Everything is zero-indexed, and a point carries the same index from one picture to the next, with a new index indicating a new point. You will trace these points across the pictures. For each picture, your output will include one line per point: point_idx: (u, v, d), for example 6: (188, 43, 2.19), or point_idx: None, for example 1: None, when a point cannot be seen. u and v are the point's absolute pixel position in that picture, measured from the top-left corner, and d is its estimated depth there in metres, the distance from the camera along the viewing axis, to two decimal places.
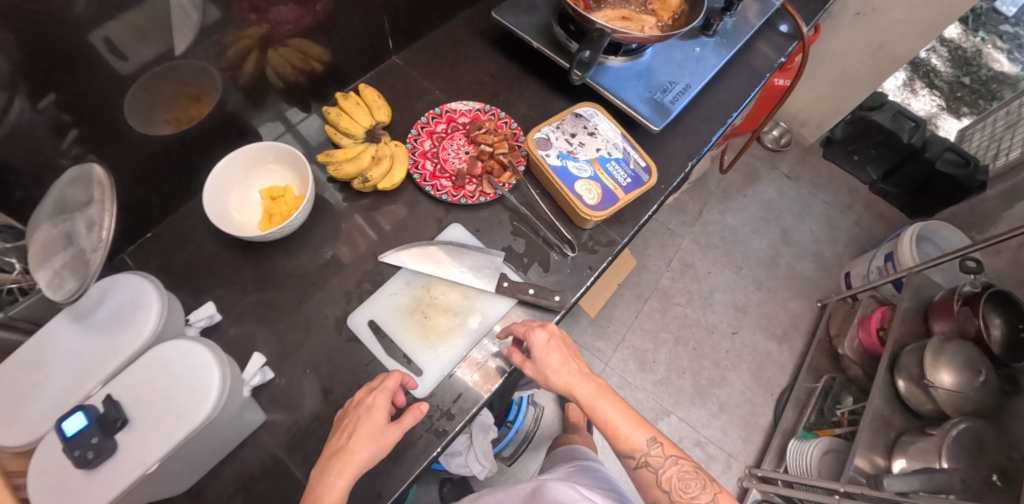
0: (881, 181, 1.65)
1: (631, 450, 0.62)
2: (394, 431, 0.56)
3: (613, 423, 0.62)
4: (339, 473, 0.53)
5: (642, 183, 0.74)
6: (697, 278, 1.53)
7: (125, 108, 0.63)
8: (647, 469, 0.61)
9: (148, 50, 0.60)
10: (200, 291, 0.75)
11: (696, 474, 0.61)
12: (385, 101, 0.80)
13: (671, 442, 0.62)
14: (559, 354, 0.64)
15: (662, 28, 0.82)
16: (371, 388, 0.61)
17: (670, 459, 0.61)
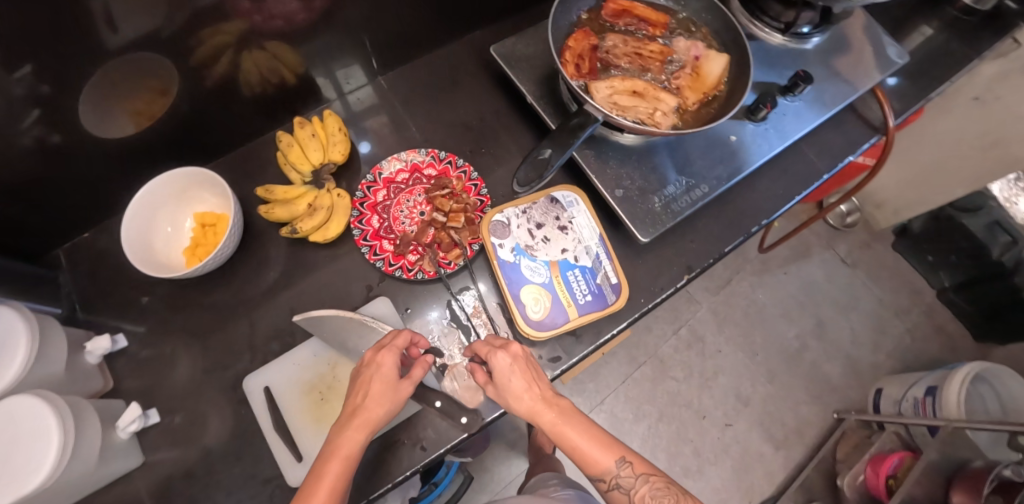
0: (951, 291, 1.40)
1: (600, 473, 0.54)
2: (408, 383, 0.55)
3: (578, 448, 0.54)
4: (356, 427, 0.52)
5: (603, 304, 0.62)
6: (703, 354, 1.37)
7: (81, 101, 0.58)
8: (618, 491, 0.54)
9: (85, 54, 0.54)
10: (122, 303, 0.72)
11: (668, 491, 0.54)
12: (345, 137, 0.71)
13: (639, 458, 0.54)
14: (522, 378, 0.55)
15: (678, 115, 0.63)
16: (378, 343, 0.58)
17: (641, 477, 0.53)
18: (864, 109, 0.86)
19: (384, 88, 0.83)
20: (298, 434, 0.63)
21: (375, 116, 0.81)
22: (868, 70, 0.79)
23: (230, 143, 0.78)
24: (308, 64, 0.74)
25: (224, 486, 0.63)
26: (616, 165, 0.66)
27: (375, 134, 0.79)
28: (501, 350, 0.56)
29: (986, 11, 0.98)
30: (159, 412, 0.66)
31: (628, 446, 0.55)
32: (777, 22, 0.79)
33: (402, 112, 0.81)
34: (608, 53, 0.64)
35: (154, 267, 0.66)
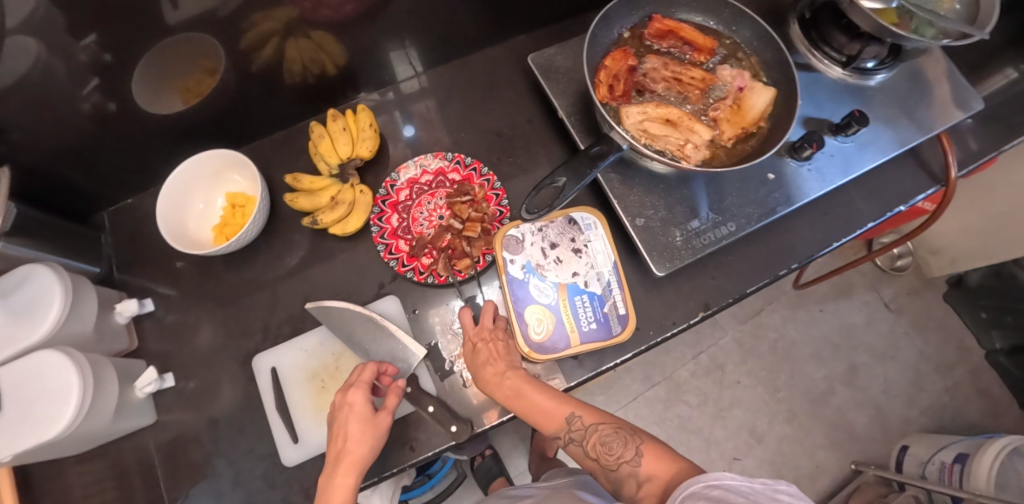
0: (1003, 353, 1.30)
1: (553, 429, 0.55)
2: (384, 415, 0.57)
3: (528, 405, 0.56)
4: (346, 471, 0.54)
5: (607, 334, 0.60)
6: (721, 384, 1.33)
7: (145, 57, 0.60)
8: (574, 443, 0.55)
9: (142, 34, 0.57)
10: (155, 269, 0.76)
11: (619, 435, 0.52)
12: (375, 133, 0.73)
13: (590, 410, 0.55)
14: (478, 348, 0.59)
15: (712, 148, 0.60)
16: (345, 384, 0.60)
17: (591, 425, 0.54)
18: (926, 156, 0.80)
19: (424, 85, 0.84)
20: (297, 416, 0.66)
21: (411, 114, 0.82)
22: (929, 118, 0.74)
23: (269, 127, 0.81)
24: (350, 55, 0.74)
25: (226, 454, 0.66)
26: (641, 192, 0.64)
27: (409, 132, 0.80)
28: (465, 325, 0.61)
29: None
30: (175, 376, 0.70)
31: (581, 402, 0.56)
32: (839, 53, 0.74)
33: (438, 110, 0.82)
34: (645, 76, 0.62)
35: (186, 243, 0.70)
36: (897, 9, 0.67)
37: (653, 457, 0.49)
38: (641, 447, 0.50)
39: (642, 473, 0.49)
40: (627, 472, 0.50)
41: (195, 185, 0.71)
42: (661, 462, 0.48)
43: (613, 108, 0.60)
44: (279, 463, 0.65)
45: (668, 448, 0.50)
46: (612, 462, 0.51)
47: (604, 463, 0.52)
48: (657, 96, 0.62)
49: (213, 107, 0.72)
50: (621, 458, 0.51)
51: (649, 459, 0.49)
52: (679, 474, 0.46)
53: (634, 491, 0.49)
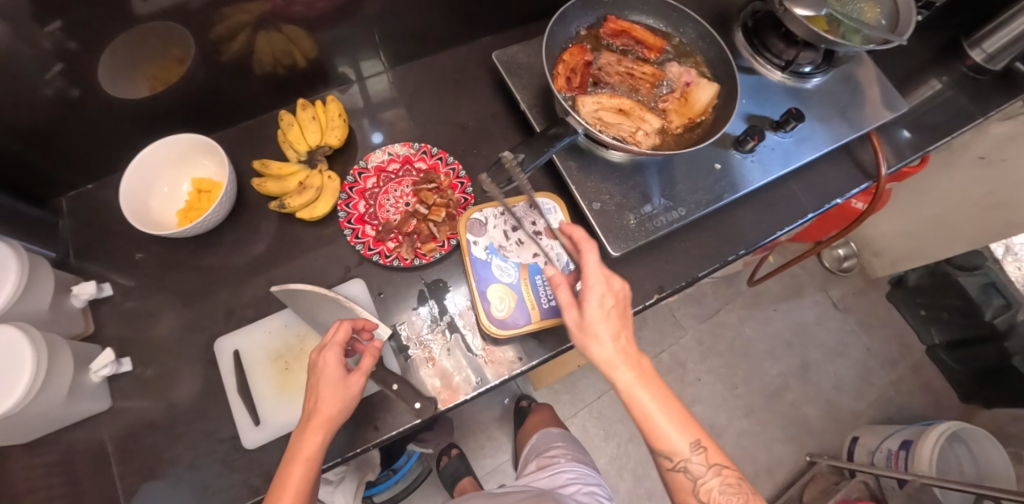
0: (942, 349, 1.39)
1: (669, 451, 0.51)
2: (357, 377, 0.56)
3: (655, 416, 0.51)
4: (315, 429, 0.54)
5: (566, 311, 0.63)
6: (682, 381, 1.37)
7: (121, 42, 0.61)
8: (683, 473, 0.51)
9: (116, 18, 0.58)
10: (112, 256, 0.75)
11: (736, 490, 0.51)
12: (344, 123, 0.75)
13: (716, 448, 0.52)
14: (613, 321, 0.53)
15: (662, 136, 0.65)
16: (320, 343, 0.59)
17: (712, 467, 0.51)
18: (858, 157, 0.88)
19: (393, 95, 0.85)
20: (258, 398, 0.66)
21: (380, 122, 0.83)
22: (859, 118, 0.82)
23: (238, 116, 0.82)
24: (320, 50, 0.77)
25: (183, 439, 0.65)
26: (598, 179, 0.68)
27: (376, 140, 0.81)
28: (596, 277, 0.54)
29: (999, 73, 0.98)
30: (132, 361, 0.69)
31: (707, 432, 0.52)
32: (779, 59, 0.81)
33: (408, 122, 0.83)
34: (600, 70, 0.66)
35: (148, 224, 0.70)
36: (827, 17, 0.75)
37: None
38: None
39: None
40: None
41: (161, 169, 0.71)
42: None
43: (570, 98, 0.64)
44: (239, 446, 0.64)
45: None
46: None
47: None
48: (611, 89, 0.66)
49: (183, 94, 0.73)
50: None
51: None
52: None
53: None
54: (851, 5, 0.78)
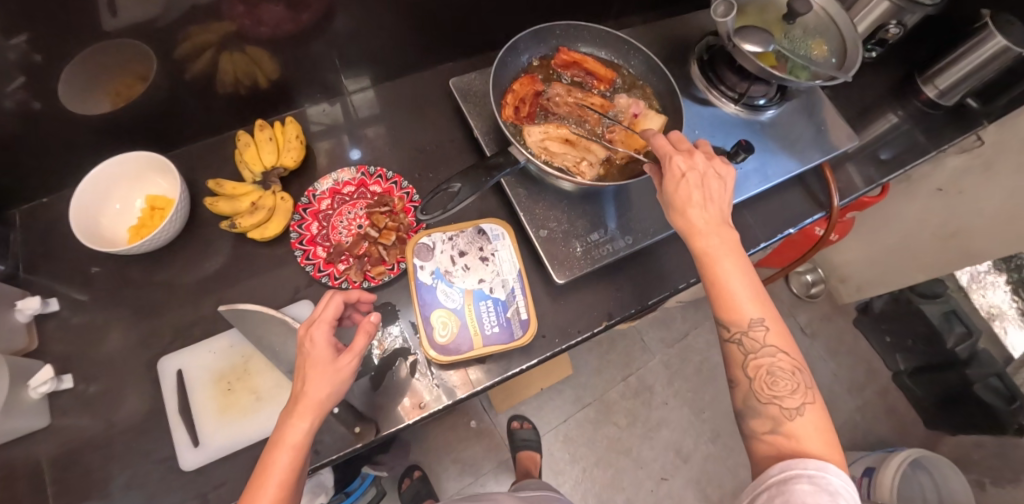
0: (907, 374, 1.40)
1: (729, 320, 0.51)
2: (349, 359, 0.51)
3: (724, 282, 0.52)
4: (300, 415, 0.48)
5: (509, 338, 0.63)
6: (648, 405, 1.37)
7: (81, 57, 0.62)
8: (736, 347, 0.51)
9: (80, 38, 0.59)
10: (60, 274, 0.74)
11: (793, 378, 0.49)
12: (301, 145, 0.76)
13: (780, 331, 0.51)
14: (699, 190, 0.55)
15: (607, 166, 0.66)
16: (308, 319, 0.54)
17: (767, 348, 0.50)
18: (811, 186, 0.90)
19: (371, 113, 0.87)
20: (198, 419, 0.65)
21: (358, 139, 0.84)
22: (808, 152, 0.85)
23: (199, 135, 0.82)
24: (286, 72, 0.78)
25: (121, 460, 0.64)
26: (547, 206, 0.69)
27: (355, 155, 0.82)
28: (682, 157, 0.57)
29: (952, 108, 1.00)
30: (74, 378, 0.68)
31: (778, 316, 0.51)
32: (733, 92, 0.84)
33: (384, 140, 0.84)
34: (548, 101, 0.68)
35: (97, 242, 0.70)
36: (776, 54, 0.77)
37: (813, 426, 0.47)
38: (808, 408, 0.48)
39: (788, 431, 0.47)
40: (774, 415, 0.48)
41: (115, 185, 0.72)
42: (824, 438, 0.46)
43: (517, 127, 0.66)
44: (177, 467, 0.63)
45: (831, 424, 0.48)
46: (766, 394, 0.49)
47: (759, 389, 0.50)
48: (560, 118, 0.68)
49: (144, 110, 0.73)
50: (780, 398, 0.49)
51: (811, 420, 0.47)
52: (831, 463, 0.44)
53: (768, 430, 0.48)
54: (800, 43, 0.80)
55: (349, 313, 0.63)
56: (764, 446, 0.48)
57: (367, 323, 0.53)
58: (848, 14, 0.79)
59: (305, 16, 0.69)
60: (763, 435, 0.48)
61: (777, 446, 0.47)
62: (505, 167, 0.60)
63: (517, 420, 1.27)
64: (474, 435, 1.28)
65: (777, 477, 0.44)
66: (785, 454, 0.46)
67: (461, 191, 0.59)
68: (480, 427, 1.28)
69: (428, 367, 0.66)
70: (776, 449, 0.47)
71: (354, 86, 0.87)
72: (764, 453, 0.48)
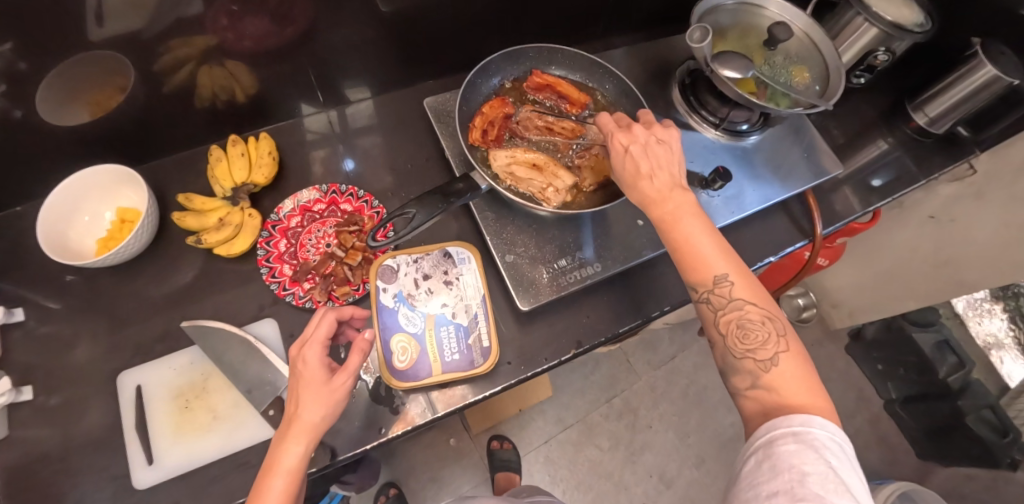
0: (898, 403, 1.37)
1: (695, 282, 0.53)
2: (343, 379, 0.50)
3: (685, 246, 0.54)
4: (296, 438, 0.48)
5: (469, 366, 0.63)
6: (632, 427, 1.36)
7: (62, 63, 0.61)
8: (706, 306, 0.53)
9: (60, 45, 0.59)
10: (22, 282, 0.72)
11: (766, 327, 0.51)
12: (273, 161, 0.76)
13: (745, 285, 0.52)
14: (646, 160, 0.58)
15: (576, 192, 0.66)
16: (301, 338, 0.54)
17: (734, 303, 0.52)
18: (794, 213, 0.88)
19: (371, 122, 0.88)
20: (153, 437, 0.64)
21: (354, 148, 0.85)
22: (789, 180, 0.84)
23: (172, 147, 0.81)
24: (269, 87, 0.79)
25: (72, 475, 0.62)
26: (515, 230, 0.69)
27: (349, 166, 0.83)
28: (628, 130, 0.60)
29: (942, 136, 0.98)
30: (35, 390, 0.67)
31: (742, 269, 0.53)
32: (715, 117, 0.82)
33: (382, 149, 0.86)
34: (518, 125, 0.68)
35: (63, 253, 0.69)
36: (756, 80, 0.76)
37: (789, 376, 0.48)
38: (782, 356, 0.49)
39: (767, 383, 0.48)
40: (750, 369, 0.50)
41: (86, 196, 0.72)
42: (801, 389, 0.47)
43: (484, 151, 0.66)
44: (128, 485, 0.62)
45: (808, 370, 0.49)
46: (740, 349, 0.51)
47: (733, 345, 0.51)
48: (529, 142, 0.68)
49: (121, 124, 0.72)
50: (752, 350, 0.50)
51: (787, 368, 0.48)
52: (812, 410, 0.45)
53: (749, 386, 0.50)
54: (781, 69, 0.79)
55: (344, 330, 0.62)
56: (749, 402, 0.49)
57: (361, 342, 0.52)
58: (831, 40, 0.78)
59: (289, 31, 0.71)
60: (746, 391, 0.50)
61: (760, 401, 0.48)
62: (465, 194, 0.59)
63: (496, 440, 1.27)
64: (454, 453, 1.27)
65: (764, 439, 0.45)
66: (770, 409, 0.47)
67: (414, 217, 0.56)
68: (459, 445, 1.27)
69: (384, 390, 0.64)
70: (759, 404, 0.48)
71: (342, 100, 0.88)
72: (751, 409, 0.49)
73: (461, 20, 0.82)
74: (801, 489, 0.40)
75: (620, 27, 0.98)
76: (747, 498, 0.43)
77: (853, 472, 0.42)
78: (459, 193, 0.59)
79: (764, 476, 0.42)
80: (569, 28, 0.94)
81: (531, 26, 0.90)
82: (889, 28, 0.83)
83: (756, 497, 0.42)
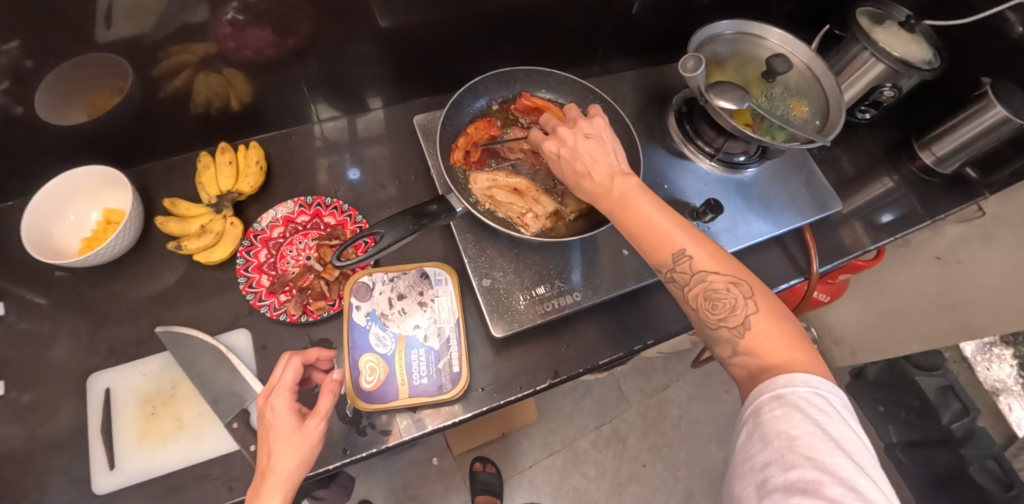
0: (899, 447, 1.34)
1: (657, 264, 0.53)
2: (315, 423, 0.51)
3: (639, 233, 0.54)
4: (271, 492, 0.47)
5: (436, 391, 0.63)
6: (620, 457, 1.33)
7: (63, 65, 0.62)
8: (673, 284, 0.53)
9: (61, 45, 0.59)
10: (4, 277, 0.72)
11: (732, 291, 0.50)
12: (260, 171, 0.78)
13: (704, 255, 0.51)
14: (582, 153, 0.57)
15: (553, 218, 0.71)
16: (267, 386, 0.53)
17: (697, 275, 0.51)
18: (791, 249, 0.85)
19: (378, 134, 0.88)
20: (116, 442, 0.63)
21: (361, 158, 0.85)
22: (784, 218, 0.81)
23: (166, 152, 0.81)
24: (268, 95, 0.79)
25: (35, 475, 0.61)
26: (493, 254, 0.69)
27: (353, 176, 0.83)
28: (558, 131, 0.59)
29: (949, 176, 0.95)
30: (6, 386, 0.66)
31: (700, 240, 0.52)
32: (709, 147, 0.81)
33: (388, 160, 0.86)
34: (501, 148, 0.74)
35: (47, 252, 0.70)
36: (752, 112, 0.74)
37: (765, 338, 0.47)
38: (754, 318, 0.48)
39: (746, 349, 0.48)
40: (728, 338, 0.49)
41: (74, 195, 0.72)
42: (778, 347, 0.46)
43: (466, 172, 0.72)
44: (89, 491, 0.61)
45: (784, 325, 0.48)
46: (713, 320, 0.50)
47: (706, 316, 0.51)
48: (511, 164, 0.74)
49: (117, 125, 0.72)
50: (723, 320, 0.50)
51: (762, 328, 0.48)
52: (795, 367, 0.45)
53: (732, 354, 0.49)
54: (779, 102, 0.77)
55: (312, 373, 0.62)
56: (737, 369, 0.49)
57: (330, 382, 0.53)
58: (834, 75, 0.76)
59: (290, 42, 0.71)
60: (730, 360, 0.49)
61: (745, 366, 0.48)
62: (439, 216, 0.61)
63: (479, 461, 1.27)
64: (436, 473, 1.26)
65: (752, 408, 0.44)
66: (755, 373, 0.47)
67: (385, 239, 0.57)
68: (442, 465, 1.27)
69: (351, 410, 0.63)
70: (745, 370, 0.48)
71: (342, 111, 0.88)
72: (739, 375, 0.49)
73: (465, 37, 0.82)
74: (791, 454, 0.39)
75: (622, 50, 0.98)
76: (745, 471, 0.42)
77: (845, 425, 0.41)
78: (433, 215, 0.61)
79: (755, 447, 0.42)
80: (573, 49, 0.94)
81: (535, 47, 0.90)
82: (895, 64, 0.80)
83: (752, 469, 0.42)
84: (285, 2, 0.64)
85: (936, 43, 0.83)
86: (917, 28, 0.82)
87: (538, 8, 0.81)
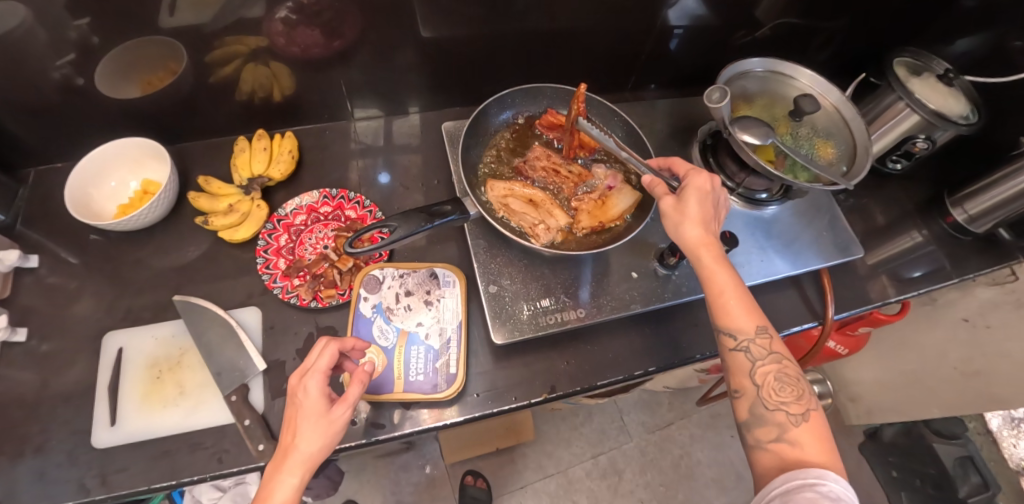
0: None
1: (734, 329, 0.55)
2: (342, 411, 0.52)
3: (726, 295, 0.55)
4: (290, 470, 0.49)
5: (430, 390, 0.64)
6: (613, 491, 1.29)
7: (125, 45, 0.67)
8: (743, 354, 0.54)
9: (125, 25, 0.64)
10: (43, 232, 0.77)
11: (795, 382, 0.52)
12: (290, 160, 0.82)
13: (780, 340, 0.55)
14: (696, 206, 0.59)
15: (565, 231, 0.72)
16: (302, 367, 0.54)
17: (773, 355, 0.53)
18: (808, 292, 0.83)
19: (411, 140, 0.91)
20: (120, 402, 0.65)
21: (394, 163, 0.88)
22: (803, 257, 0.80)
23: (206, 135, 0.86)
24: (309, 91, 0.83)
25: (40, 421, 0.64)
26: (503, 262, 0.70)
27: (383, 179, 0.86)
28: (704, 174, 0.62)
29: (981, 236, 0.92)
30: (28, 333, 0.70)
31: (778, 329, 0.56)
32: (731, 181, 0.81)
33: (420, 167, 0.88)
34: (524, 164, 0.77)
35: (85, 214, 0.74)
36: (775, 148, 0.74)
37: (815, 432, 0.50)
38: (814, 413, 0.51)
39: (793, 438, 0.49)
40: (780, 422, 0.50)
41: (116, 166, 0.77)
42: (823, 444, 0.49)
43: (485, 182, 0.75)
44: (86, 443, 0.63)
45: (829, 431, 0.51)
46: (773, 401, 0.52)
47: (766, 396, 0.52)
48: (530, 179, 0.76)
49: (165, 104, 0.77)
50: (784, 404, 0.51)
51: (817, 425, 0.50)
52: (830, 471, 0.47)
53: (773, 438, 0.50)
54: (804, 141, 0.77)
55: (343, 362, 0.60)
56: (769, 454, 0.50)
57: (362, 373, 0.54)
58: (863, 120, 0.76)
59: (336, 44, 0.75)
60: (767, 444, 0.50)
61: (780, 454, 0.49)
62: (450, 215, 0.62)
63: (471, 475, 1.25)
64: (425, 482, 1.25)
65: (780, 489, 0.46)
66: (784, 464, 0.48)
67: (394, 232, 0.59)
68: (433, 475, 1.26)
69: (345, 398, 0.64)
70: (777, 458, 0.49)
71: (377, 112, 0.91)
72: (768, 461, 0.49)
73: (503, 54, 0.85)
74: None
75: (656, 79, 0.99)
76: None
77: None
78: (444, 215, 0.62)
79: None
80: (607, 74, 0.95)
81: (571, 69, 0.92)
82: (930, 116, 0.79)
83: None
84: (337, 6, 0.68)
85: (975, 99, 0.81)
86: (955, 82, 0.81)
87: (577, 31, 0.83)
